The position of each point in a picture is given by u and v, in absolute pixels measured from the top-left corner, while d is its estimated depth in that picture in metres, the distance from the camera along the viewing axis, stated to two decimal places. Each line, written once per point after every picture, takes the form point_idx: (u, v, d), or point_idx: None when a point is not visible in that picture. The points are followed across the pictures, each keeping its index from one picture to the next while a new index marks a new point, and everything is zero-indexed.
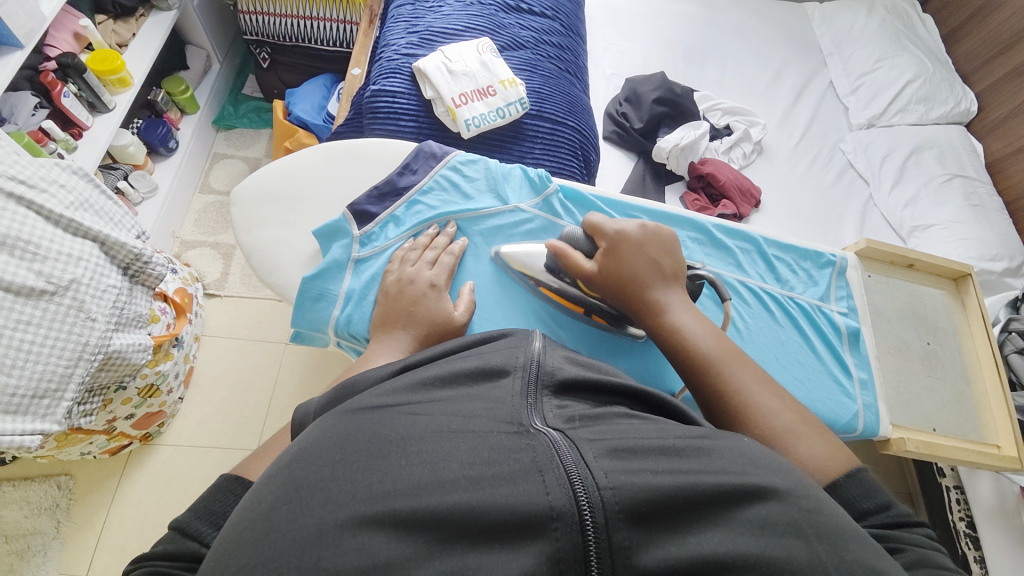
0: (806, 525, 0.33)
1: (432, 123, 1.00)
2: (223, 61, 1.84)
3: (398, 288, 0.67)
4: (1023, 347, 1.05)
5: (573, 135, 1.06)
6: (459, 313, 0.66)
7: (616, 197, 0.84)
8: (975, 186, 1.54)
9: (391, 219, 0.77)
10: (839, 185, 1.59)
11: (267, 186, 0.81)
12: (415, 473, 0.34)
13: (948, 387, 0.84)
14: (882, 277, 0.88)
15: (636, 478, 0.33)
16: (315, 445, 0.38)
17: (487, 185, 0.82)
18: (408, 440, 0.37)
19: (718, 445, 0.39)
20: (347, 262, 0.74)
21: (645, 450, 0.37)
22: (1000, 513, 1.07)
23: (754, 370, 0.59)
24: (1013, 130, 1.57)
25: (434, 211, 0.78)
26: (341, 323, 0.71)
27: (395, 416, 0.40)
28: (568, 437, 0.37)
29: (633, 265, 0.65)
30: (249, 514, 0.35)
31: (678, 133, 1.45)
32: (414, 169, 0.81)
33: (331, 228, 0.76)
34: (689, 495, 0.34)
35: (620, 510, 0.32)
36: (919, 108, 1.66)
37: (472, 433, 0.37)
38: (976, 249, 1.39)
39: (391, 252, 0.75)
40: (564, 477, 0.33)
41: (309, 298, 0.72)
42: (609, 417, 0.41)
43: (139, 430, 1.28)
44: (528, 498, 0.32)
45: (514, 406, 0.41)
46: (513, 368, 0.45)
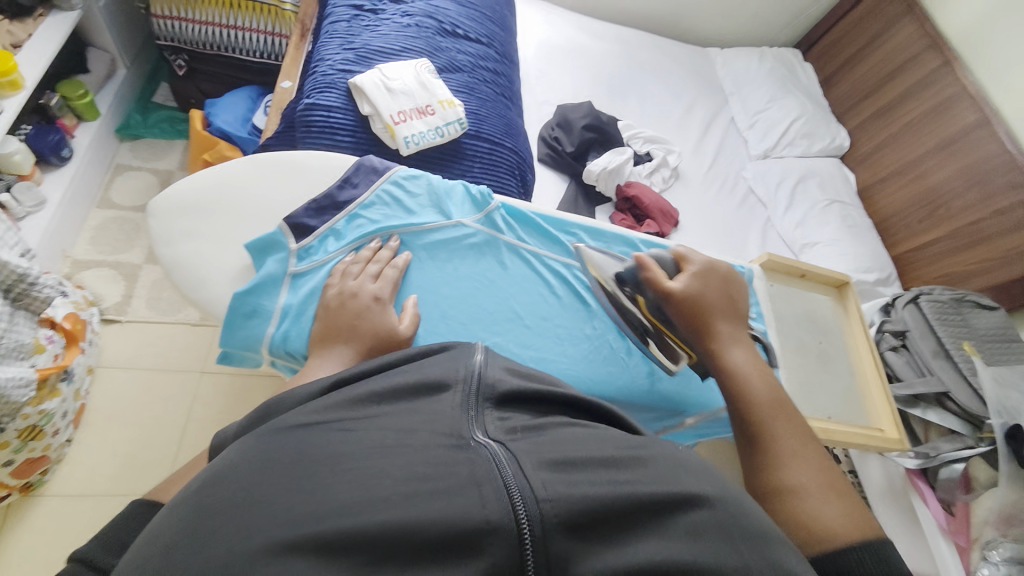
0: (731, 528, 0.35)
1: (370, 139, 0.99)
2: (131, 66, 1.69)
3: (339, 301, 0.65)
4: (896, 345, 1.24)
5: (510, 155, 1.10)
6: (405, 326, 0.66)
7: (553, 214, 0.88)
8: (850, 210, 1.81)
9: (331, 233, 0.75)
10: (743, 207, 1.78)
11: (189, 198, 0.75)
12: (345, 491, 0.34)
13: (840, 381, 0.97)
14: (782, 286, 1.00)
15: (574, 490, 0.35)
16: (238, 467, 0.36)
17: (429, 201, 0.82)
18: (338, 460, 0.36)
19: (654, 455, 0.41)
20: (284, 277, 0.71)
21: (584, 461, 0.38)
22: (891, 493, 1.23)
23: (794, 429, 0.61)
24: (878, 162, 1.87)
25: (376, 225, 0.77)
26: (276, 341, 0.67)
27: (325, 434, 0.39)
28: (507, 450, 0.38)
29: (707, 301, 0.70)
30: (160, 537, 0.34)
31: (605, 158, 1.56)
32: (355, 183, 0.80)
33: (264, 242, 0.72)
34: (624, 505, 0.35)
35: (557, 521, 0.33)
36: (803, 143, 1.93)
37: (408, 448, 0.37)
38: (853, 262, 1.64)
39: (331, 267, 0.72)
40: (502, 491, 0.34)
41: (241, 314, 0.68)
42: (550, 427, 0.43)
43: (20, 479, 1.10)
44: (463, 513, 0.32)
45: (454, 418, 0.42)
46: (453, 382, 0.46)
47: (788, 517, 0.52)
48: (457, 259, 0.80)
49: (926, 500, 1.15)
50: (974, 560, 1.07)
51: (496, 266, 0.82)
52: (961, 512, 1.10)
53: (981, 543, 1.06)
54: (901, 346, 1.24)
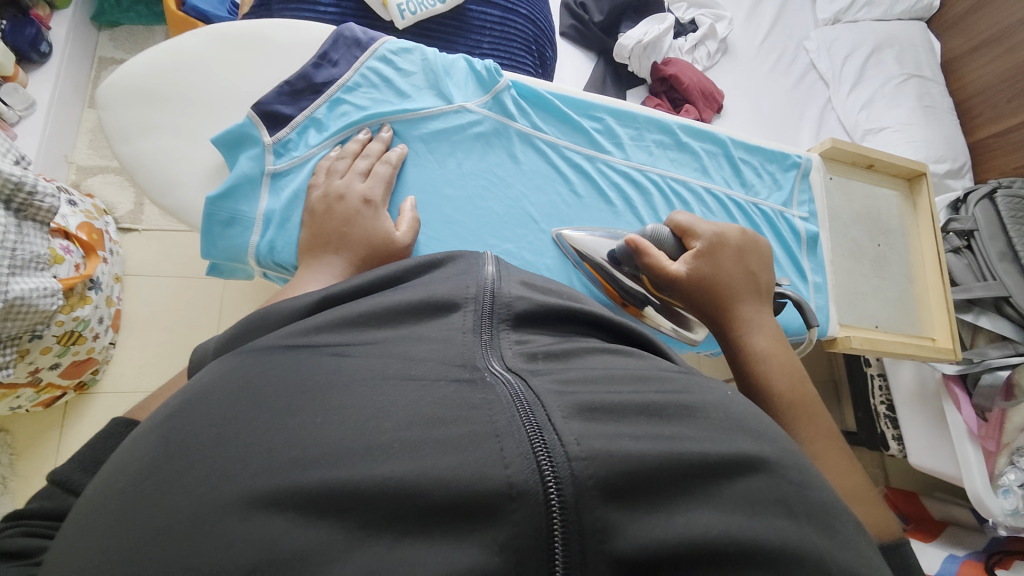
0: (792, 500, 0.31)
1: (357, 8, 0.84)
2: None
3: (325, 206, 0.59)
4: (958, 247, 1.12)
5: (526, 26, 0.92)
6: (402, 233, 0.59)
7: (576, 95, 0.75)
8: (930, 86, 1.53)
9: (311, 123, 0.65)
10: (800, 87, 1.55)
11: (148, 86, 0.66)
12: (330, 435, 0.30)
13: (892, 288, 0.88)
14: (842, 179, 0.87)
15: (612, 446, 0.29)
16: (220, 393, 0.34)
17: (426, 81, 0.70)
18: (329, 389, 0.32)
19: (706, 402, 0.35)
20: (261, 177, 0.64)
21: (620, 409, 0.32)
22: (919, 397, 1.19)
23: (816, 418, 0.55)
24: (972, 26, 1.53)
25: (363, 112, 0.67)
26: (262, 250, 0.63)
27: (316, 358, 0.36)
28: (530, 388, 0.33)
29: (720, 278, 0.63)
30: (124, 472, 0.32)
31: (641, 28, 1.32)
32: (334, 61, 0.68)
33: (234, 136, 0.64)
34: (671, 468, 0.30)
35: (593, 485, 0.28)
36: (885, 1, 1.59)
37: (414, 382, 0.33)
38: (923, 151, 1.42)
39: (315, 163, 0.64)
40: (531, 444, 0.29)
41: (219, 223, 0.62)
42: (577, 355, 0.38)
43: (71, 379, 1.18)
44: (482, 470, 0.27)
45: (467, 345, 0.37)
46: (463, 302, 0.41)
47: None
48: (461, 153, 0.70)
49: (959, 406, 1.09)
50: (999, 463, 1.10)
51: (507, 159, 0.72)
52: (996, 419, 1.07)
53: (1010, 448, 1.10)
54: (964, 247, 1.12)
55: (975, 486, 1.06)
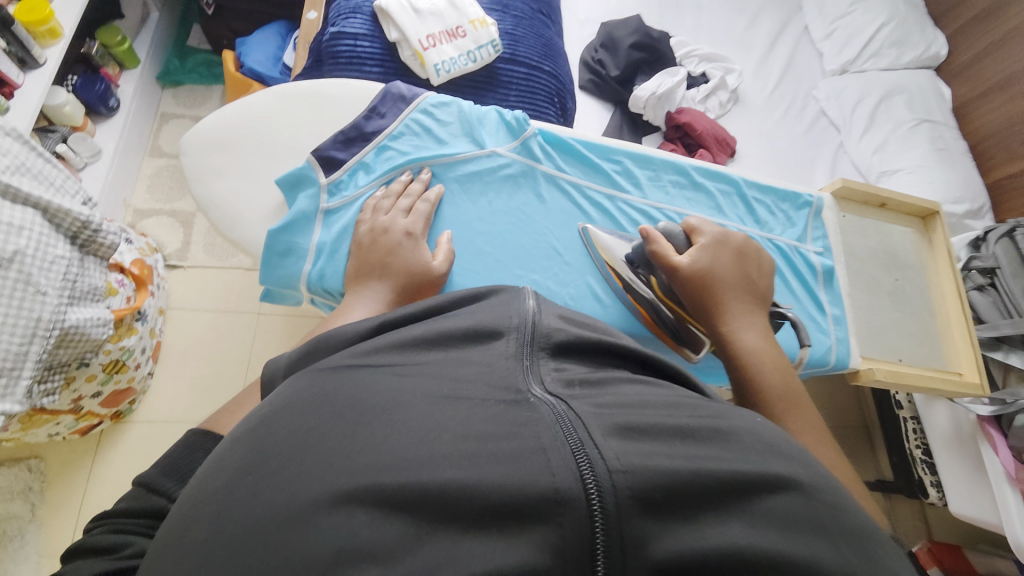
0: (828, 522, 0.32)
1: (399, 68, 0.94)
2: (164, 8, 1.68)
3: (371, 239, 0.64)
4: (982, 284, 1.11)
5: (549, 81, 1.01)
6: (438, 263, 0.65)
7: (596, 140, 0.81)
8: (942, 131, 1.57)
9: (360, 167, 0.73)
10: (811, 133, 1.61)
11: (222, 136, 0.75)
12: (399, 443, 0.33)
13: (913, 323, 0.88)
14: (856, 217, 0.90)
15: (649, 462, 0.31)
16: (293, 408, 0.37)
17: (461, 129, 0.77)
18: (390, 406, 0.35)
19: (737, 427, 0.37)
20: (316, 214, 0.70)
21: (655, 429, 0.34)
22: (956, 439, 1.15)
23: (809, 416, 0.57)
24: (979, 73, 1.59)
25: (406, 156, 0.74)
26: (313, 278, 0.68)
27: (377, 377, 0.39)
28: (571, 409, 0.34)
29: (725, 274, 0.65)
30: (224, 468, 0.36)
31: (655, 80, 1.41)
32: (382, 113, 0.75)
33: (295, 177, 0.71)
34: (706, 484, 0.31)
35: (631, 496, 0.29)
36: (890, 53, 1.66)
37: (464, 401, 0.36)
38: (940, 192, 1.44)
39: (362, 202, 0.71)
40: (574, 457, 0.31)
41: (276, 254, 0.69)
42: (610, 383, 0.39)
43: (109, 408, 1.24)
44: (530, 479, 0.30)
45: (509, 368, 0.39)
46: (506, 330, 0.43)
47: None
48: (492, 193, 0.76)
49: (996, 449, 1.06)
50: None
51: (534, 198, 0.78)
52: None
53: None
54: (988, 285, 1.11)
55: (1016, 532, 1.00)
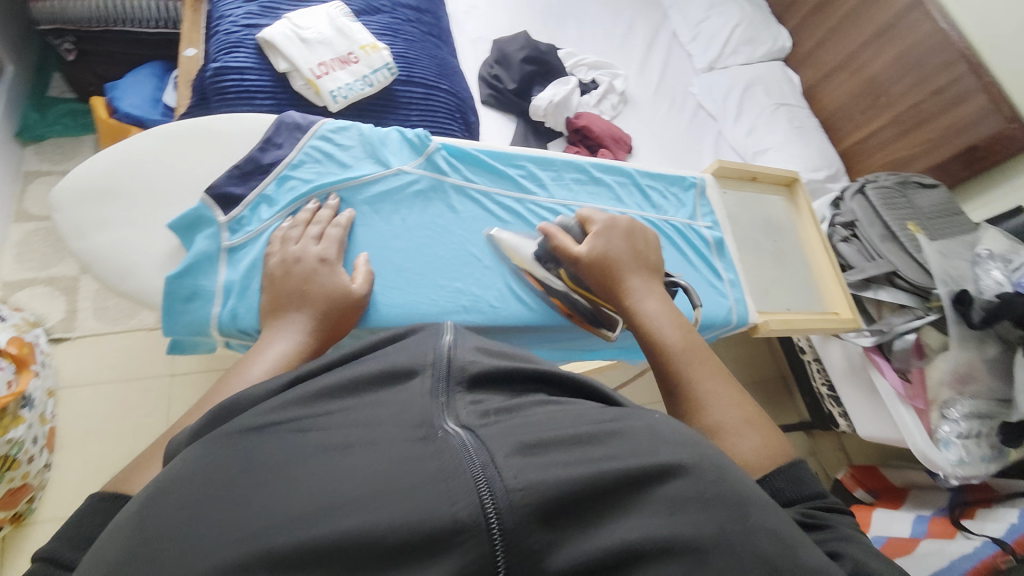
0: (713, 496, 0.35)
1: (293, 97, 0.91)
2: (14, 58, 1.48)
3: (284, 269, 0.63)
4: (846, 236, 1.29)
5: (448, 98, 1.04)
6: (358, 284, 0.65)
7: (498, 149, 0.85)
8: (797, 111, 1.81)
9: (262, 200, 0.70)
10: (694, 125, 1.79)
11: (102, 186, 0.70)
12: (308, 498, 0.33)
13: (796, 277, 1.00)
14: (734, 191, 1.02)
15: (544, 475, 0.34)
16: (189, 478, 0.35)
17: (364, 152, 0.78)
18: (297, 463, 0.35)
19: (631, 426, 0.40)
20: (219, 253, 0.67)
21: (555, 441, 0.37)
22: (850, 371, 1.32)
23: (709, 365, 0.63)
24: (818, 59, 1.85)
25: (310, 184, 0.73)
26: (225, 320, 0.65)
27: (281, 435, 0.38)
28: (477, 437, 0.36)
29: (617, 253, 0.71)
30: (107, 558, 0.33)
31: (550, 90, 1.50)
32: (278, 144, 0.74)
33: (190, 220, 0.68)
34: (598, 485, 0.35)
35: (528, 511, 0.32)
36: (746, 49, 1.90)
37: (372, 445, 0.36)
38: (802, 163, 1.67)
39: (268, 234, 0.68)
40: (475, 482, 0.33)
41: (180, 299, 0.65)
42: (526, 409, 0.40)
43: (6, 511, 1.07)
44: (432, 512, 0.32)
45: (425, 406, 0.40)
46: (421, 368, 0.44)
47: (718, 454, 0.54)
48: (404, 210, 0.77)
49: (883, 371, 1.22)
50: (933, 418, 1.17)
51: (446, 210, 0.80)
52: (918, 377, 1.18)
53: (938, 403, 1.16)
54: (852, 236, 1.29)
55: (918, 444, 1.16)
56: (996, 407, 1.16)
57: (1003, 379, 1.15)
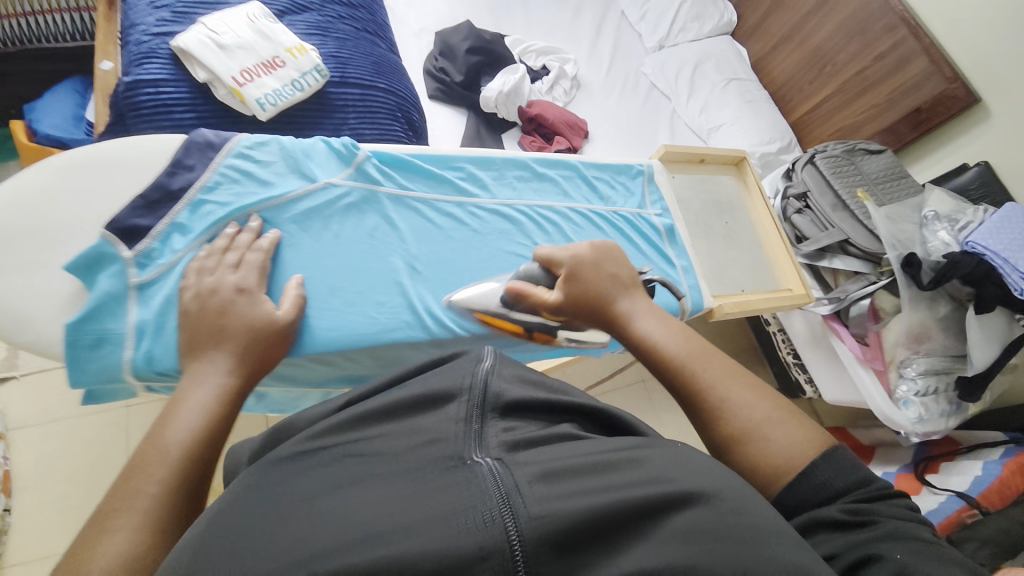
0: (723, 526, 0.35)
1: (216, 111, 0.86)
2: None
3: (199, 304, 0.59)
4: (799, 208, 1.31)
5: (387, 97, 0.99)
6: (283, 312, 0.62)
7: (434, 152, 0.82)
8: (747, 85, 1.82)
9: (173, 228, 0.66)
10: (648, 105, 1.79)
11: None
12: (327, 530, 0.32)
13: (750, 256, 1.00)
14: (683, 176, 1.01)
15: (568, 502, 0.33)
16: (217, 517, 0.35)
17: (287, 166, 0.74)
18: (324, 496, 0.35)
19: (653, 454, 0.39)
20: (127, 292, 0.63)
21: (580, 467, 0.37)
22: (812, 339, 1.35)
23: (724, 362, 0.57)
24: (766, 31, 1.86)
25: (227, 207, 0.69)
26: (140, 363, 0.61)
27: (313, 472, 0.38)
28: (502, 465, 0.36)
29: (594, 286, 0.65)
30: None
31: (499, 80, 1.46)
32: (189, 165, 0.69)
33: (89, 259, 0.62)
34: (622, 511, 0.34)
35: (550, 539, 0.32)
36: (694, 25, 1.89)
37: (396, 478, 0.36)
38: (755, 137, 1.69)
39: (182, 266, 0.65)
40: (499, 513, 0.32)
41: (84, 346, 0.60)
42: (554, 441, 0.41)
43: None
44: (451, 544, 0.31)
45: (455, 437, 0.39)
46: (457, 393, 0.43)
47: (747, 459, 0.49)
48: (337, 225, 0.73)
49: (842, 338, 1.23)
50: (891, 378, 1.21)
51: (382, 221, 0.76)
52: (875, 341, 1.20)
53: (897, 363, 1.20)
54: (804, 207, 1.30)
55: (879, 405, 1.20)
56: (949, 363, 1.20)
57: (957, 336, 1.19)
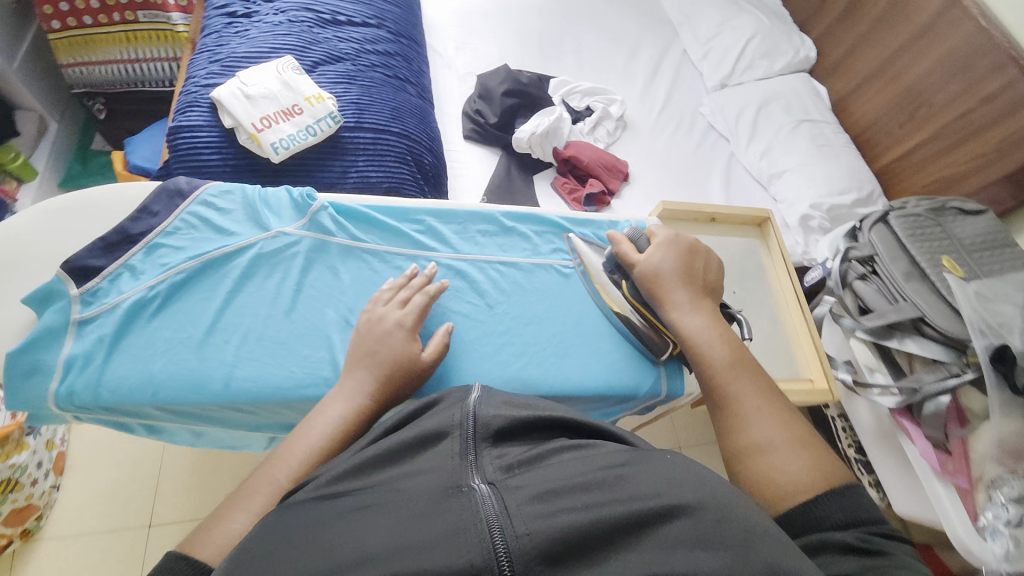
0: (715, 535, 0.37)
1: (238, 153, 0.94)
2: (61, 119, 1.58)
3: None
4: (863, 273, 1.10)
5: (399, 141, 1.03)
6: (426, 355, 0.65)
7: (392, 203, 0.79)
8: (821, 128, 1.63)
9: (124, 269, 0.65)
10: (702, 147, 1.67)
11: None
12: (344, 552, 0.37)
13: (761, 324, 0.95)
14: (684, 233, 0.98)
15: (551, 521, 0.37)
16: (270, 537, 0.40)
17: (246, 215, 0.72)
18: (344, 521, 0.40)
19: (636, 468, 0.43)
20: (66, 326, 0.61)
21: (568, 489, 0.41)
22: (881, 433, 1.12)
23: (758, 386, 0.63)
24: (848, 69, 1.67)
25: (180, 253, 0.67)
26: (64, 396, 0.59)
27: (335, 503, 0.42)
28: (494, 490, 0.41)
29: (679, 263, 0.72)
30: None
31: (533, 121, 1.45)
32: (154, 211, 0.69)
33: (45, 292, 0.62)
34: (603, 526, 0.38)
35: (535, 555, 0.36)
36: (763, 63, 1.75)
37: (409, 502, 0.41)
38: (824, 186, 1.49)
39: (125, 306, 0.63)
40: (488, 535, 0.37)
41: (19, 375, 0.59)
42: (545, 459, 0.46)
43: (14, 527, 1.12)
44: (444, 563, 0.35)
45: (456, 468, 0.45)
46: (450, 429, 0.49)
47: (750, 473, 0.56)
48: (281, 277, 0.69)
49: (913, 439, 1.03)
50: (978, 501, 0.95)
51: (331, 273, 0.72)
52: (959, 449, 0.97)
53: (985, 482, 0.94)
54: (870, 274, 1.10)
55: (958, 532, 0.95)
56: None
57: None
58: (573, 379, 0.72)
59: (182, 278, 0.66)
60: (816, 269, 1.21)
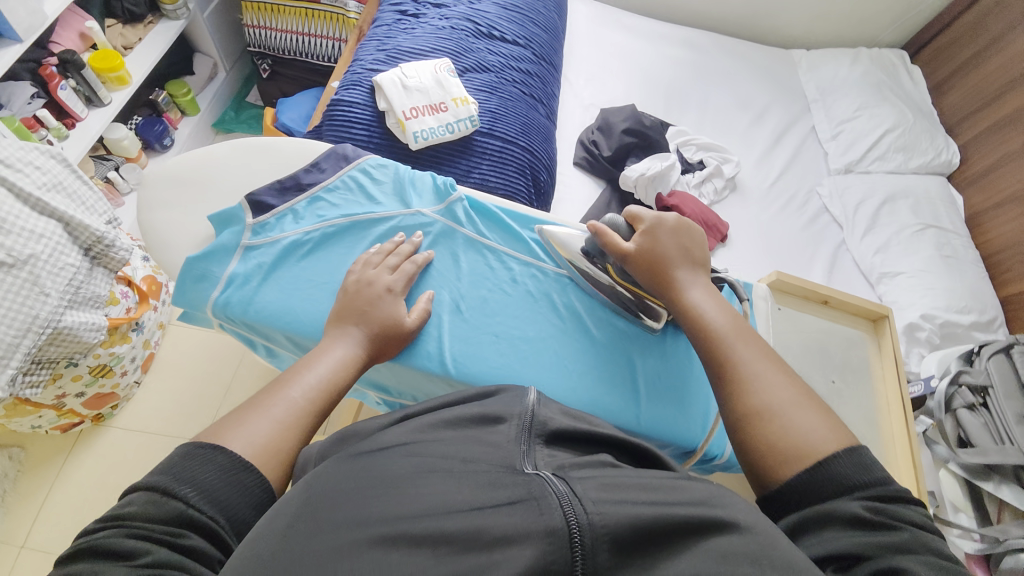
0: (762, 554, 0.38)
1: (384, 134, 1.04)
2: (230, 70, 1.87)
3: (356, 288, 0.69)
4: (972, 403, 1.01)
5: (522, 155, 1.09)
6: (412, 319, 0.70)
7: (518, 209, 0.84)
8: (949, 237, 1.52)
9: (290, 213, 0.77)
10: (812, 226, 1.59)
11: (178, 173, 0.80)
12: (413, 501, 0.41)
13: (858, 415, 0.99)
14: (792, 310, 1.04)
15: (621, 509, 0.39)
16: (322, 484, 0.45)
17: (393, 189, 0.81)
18: (401, 479, 0.44)
19: (690, 485, 0.45)
20: (236, 247, 0.74)
21: (631, 486, 0.43)
22: None
23: (757, 344, 0.65)
24: (994, 183, 1.57)
25: (335, 210, 0.78)
26: (218, 304, 0.71)
27: (388, 456, 0.48)
28: (559, 475, 0.43)
29: (666, 247, 0.73)
30: (274, 532, 0.41)
31: (644, 164, 1.46)
32: (322, 168, 0.81)
33: (227, 215, 0.76)
34: (664, 526, 0.39)
35: (605, 534, 0.38)
36: (897, 157, 1.66)
37: (471, 471, 0.45)
38: (942, 299, 1.38)
39: (284, 243, 0.74)
40: (563, 507, 0.39)
41: (191, 278, 0.72)
42: (593, 465, 0.46)
43: (91, 409, 1.31)
44: (525, 524, 0.38)
45: (512, 452, 0.48)
46: (509, 416, 0.53)
47: (767, 433, 0.56)
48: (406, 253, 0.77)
49: None
50: None
51: (450, 258, 0.79)
52: None
53: None
54: (979, 404, 1.01)
55: None
56: None
57: None
58: (646, 420, 0.73)
59: (331, 231, 0.76)
60: (915, 383, 1.10)
